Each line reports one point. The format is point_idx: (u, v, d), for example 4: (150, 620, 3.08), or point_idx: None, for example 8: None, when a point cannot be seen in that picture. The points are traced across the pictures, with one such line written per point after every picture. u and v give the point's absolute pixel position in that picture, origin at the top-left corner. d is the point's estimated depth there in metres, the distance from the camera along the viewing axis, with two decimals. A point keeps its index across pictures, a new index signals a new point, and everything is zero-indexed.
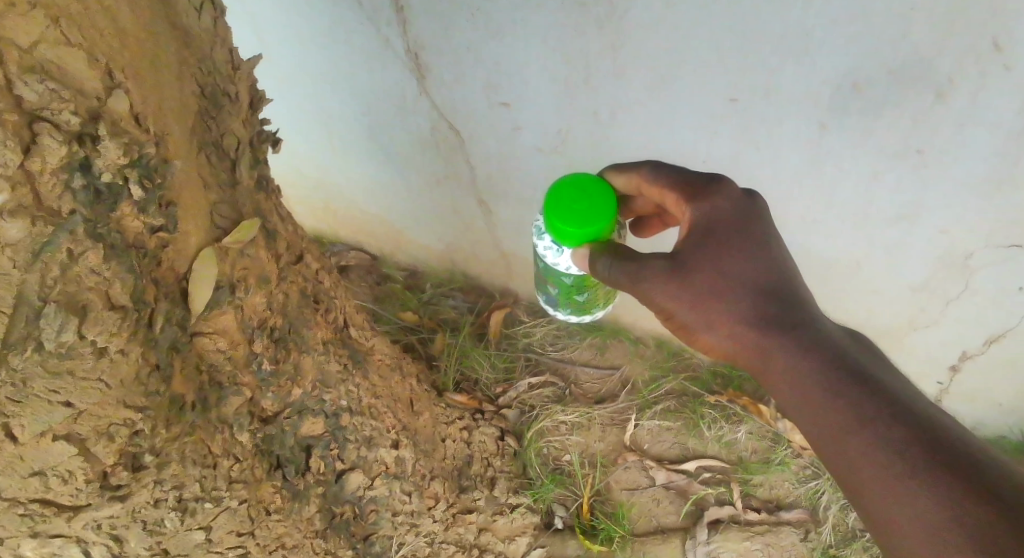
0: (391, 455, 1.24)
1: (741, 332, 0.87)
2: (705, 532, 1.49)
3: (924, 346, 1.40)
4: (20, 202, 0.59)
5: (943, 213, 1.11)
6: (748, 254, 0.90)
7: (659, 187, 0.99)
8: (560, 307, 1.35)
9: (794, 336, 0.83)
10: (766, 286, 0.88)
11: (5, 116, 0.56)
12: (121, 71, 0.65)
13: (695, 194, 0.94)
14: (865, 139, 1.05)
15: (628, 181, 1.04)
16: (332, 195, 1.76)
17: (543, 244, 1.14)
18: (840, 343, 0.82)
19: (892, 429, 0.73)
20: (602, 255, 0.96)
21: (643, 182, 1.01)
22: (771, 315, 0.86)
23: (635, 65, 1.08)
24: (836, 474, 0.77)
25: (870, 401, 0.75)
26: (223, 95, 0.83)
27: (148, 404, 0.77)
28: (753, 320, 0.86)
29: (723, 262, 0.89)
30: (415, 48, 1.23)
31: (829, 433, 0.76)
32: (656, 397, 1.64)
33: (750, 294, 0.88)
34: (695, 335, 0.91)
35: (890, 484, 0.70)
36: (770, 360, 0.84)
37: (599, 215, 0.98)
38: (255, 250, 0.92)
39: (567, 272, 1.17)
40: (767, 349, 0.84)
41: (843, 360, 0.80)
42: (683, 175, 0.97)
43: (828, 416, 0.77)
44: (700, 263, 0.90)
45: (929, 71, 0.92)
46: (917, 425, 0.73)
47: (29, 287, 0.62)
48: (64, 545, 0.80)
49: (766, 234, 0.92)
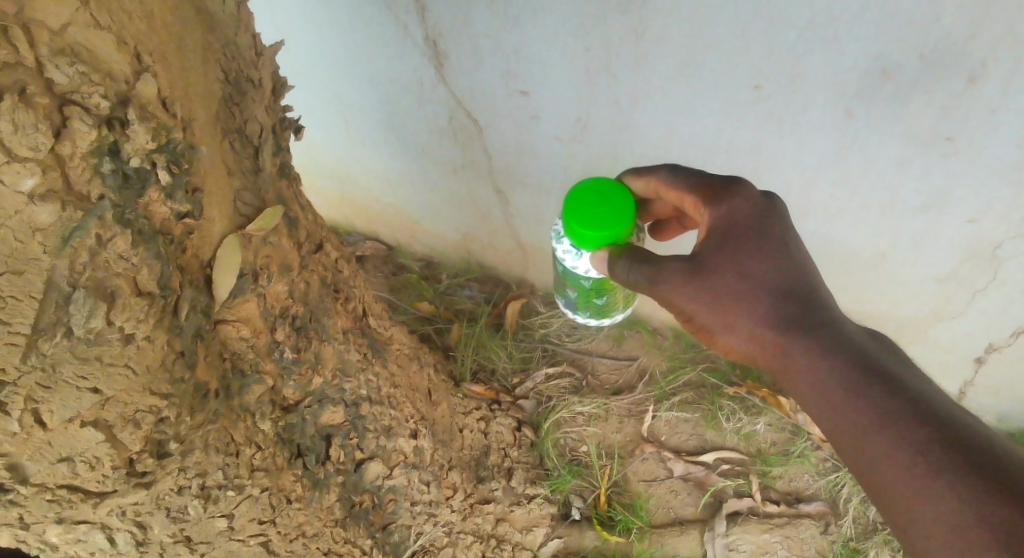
0: (410, 444, 1.24)
1: (762, 334, 0.86)
2: (724, 524, 1.48)
3: (949, 338, 1.38)
4: (50, 187, 0.59)
5: (972, 202, 1.09)
6: (766, 255, 0.89)
7: (677, 192, 0.97)
8: (579, 311, 1.34)
9: (815, 337, 0.83)
10: (786, 286, 0.88)
11: (37, 99, 0.56)
12: (149, 55, 0.64)
13: (714, 197, 0.92)
14: (893, 126, 1.03)
15: (646, 185, 1.03)
16: (348, 185, 1.75)
17: (562, 248, 1.15)
18: (860, 344, 0.83)
19: (918, 431, 0.73)
20: (620, 258, 0.94)
21: (662, 186, 1.00)
22: (791, 316, 0.85)
23: (658, 52, 1.07)
24: (859, 475, 0.78)
25: (893, 402, 0.76)
26: (246, 81, 0.82)
27: (173, 391, 0.77)
28: (774, 321, 0.86)
29: (743, 262, 0.88)
30: (433, 35, 1.22)
31: (853, 435, 0.77)
32: (674, 389, 1.62)
33: (770, 295, 0.87)
34: (714, 336, 0.91)
35: (912, 482, 0.71)
36: (790, 361, 0.84)
37: (617, 218, 0.97)
38: (277, 238, 0.91)
39: (586, 275, 1.16)
40: (788, 351, 0.84)
41: (864, 361, 0.80)
42: (701, 179, 0.96)
43: (851, 418, 0.77)
44: (719, 264, 0.89)
45: (961, 56, 0.90)
46: (940, 425, 0.73)
47: (59, 273, 0.62)
48: (89, 530, 0.84)
49: (785, 232, 0.91)
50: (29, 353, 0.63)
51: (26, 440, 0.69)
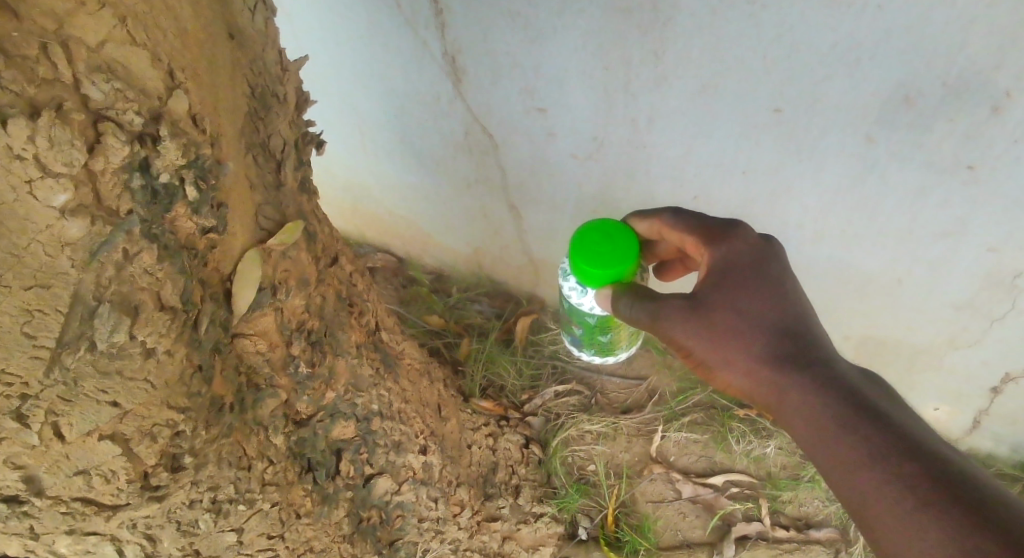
0: (419, 460, 1.23)
1: (758, 371, 0.86)
2: (733, 548, 1.46)
3: (964, 365, 1.37)
4: (81, 202, 0.59)
5: (992, 231, 1.09)
6: (765, 292, 0.89)
7: (679, 233, 0.99)
8: (584, 348, 1.36)
9: (811, 375, 0.83)
10: (782, 323, 0.87)
11: (72, 115, 0.56)
12: (182, 71, 0.65)
13: (715, 238, 0.94)
14: (915, 153, 1.03)
15: (650, 227, 1.04)
16: (360, 197, 1.76)
17: (568, 285, 1.16)
18: (855, 384, 0.82)
19: (909, 469, 0.73)
20: (623, 296, 0.95)
21: (665, 228, 1.01)
22: (787, 353, 0.85)
23: (677, 73, 1.07)
24: (852, 513, 0.77)
25: (887, 441, 0.76)
26: (272, 97, 0.83)
27: (190, 405, 0.77)
28: (771, 358, 0.85)
29: (741, 299, 0.88)
30: (452, 51, 1.22)
31: (846, 472, 0.76)
32: (683, 409, 1.61)
33: (766, 332, 0.87)
34: (711, 371, 0.90)
35: (903, 520, 0.71)
36: (786, 397, 0.83)
37: (621, 257, 0.99)
38: (297, 253, 0.92)
39: (591, 312, 1.17)
40: (784, 387, 0.83)
41: (859, 401, 0.80)
42: (702, 221, 0.97)
43: (844, 455, 0.77)
44: (717, 300, 0.89)
45: (985, 84, 0.90)
46: (931, 464, 0.73)
47: (85, 287, 0.62)
48: (99, 542, 0.83)
49: (782, 271, 0.91)
50: (53, 366, 0.63)
51: (44, 453, 0.69)
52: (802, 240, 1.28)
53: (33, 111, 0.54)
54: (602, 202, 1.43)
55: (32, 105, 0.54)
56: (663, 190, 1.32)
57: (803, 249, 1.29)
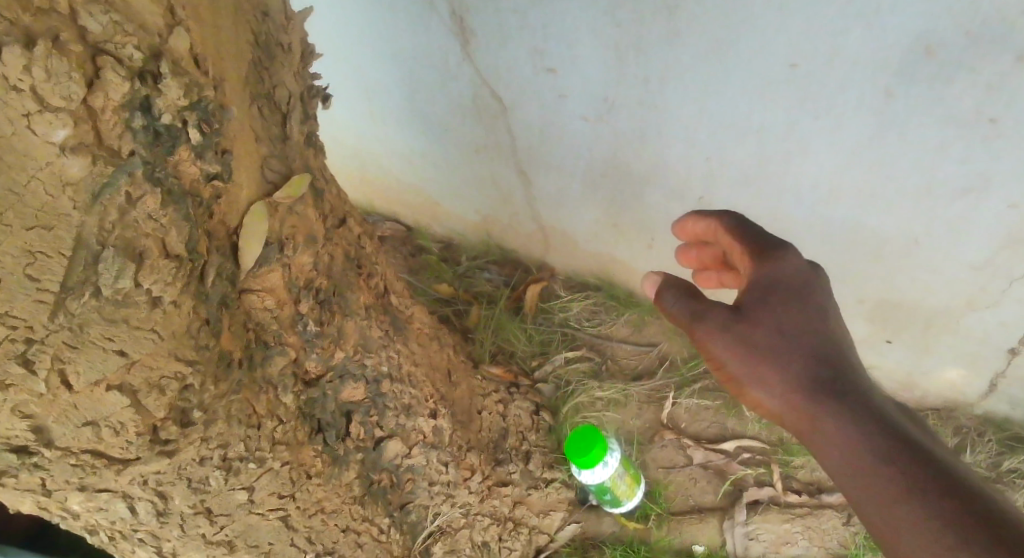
0: (429, 424, 1.23)
1: (794, 397, 0.80)
2: (744, 513, 1.41)
3: (982, 328, 1.29)
4: (81, 139, 0.58)
5: (1014, 187, 1.04)
6: (807, 315, 0.83)
7: (732, 240, 0.91)
8: None
9: (850, 407, 0.77)
10: (822, 347, 0.82)
11: (70, 46, 0.54)
12: (182, 9, 0.63)
13: (762, 251, 0.86)
14: (935, 106, 0.99)
15: (704, 229, 0.96)
16: (368, 165, 1.74)
17: None
18: (897, 419, 0.77)
19: (944, 505, 0.68)
20: (670, 290, 0.89)
21: (721, 231, 0.93)
22: (825, 380, 0.80)
23: (690, 27, 1.04)
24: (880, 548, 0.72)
25: (924, 477, 0.70)
26: (276, 45, 0.82)
27: (198, 358, 0.76)
28: (807, 383, 0.80)
29: (781, 319, 0.82)
30: (459, 10, 1.19)
31: (875, 507, 0.71)
32: (694, 375, 1.56)
33: (805, 356, 0.81)
34: (744, 392, 0.85)
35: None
36: (819, 425, 0.78)
37: None
38: (303, 208, 0.92)
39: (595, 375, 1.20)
40: (818, 415, 0.78)
41: (898, 436, 0.75)
42: (756, 231, 0.89)
43: (877, 490, 0.72)
44: (755, 320, 0.83)
45: (1009, 32, 0.87)
46: (971, 506, 0.68)
47: (88, 229, 0.60)
48: (111, 498, 0.84)
49: (825, 298, 0.85)
50: (57, 311, 0.62)
51: (52, 402, 0.69)
52: (816, 202, 1.23)
53: (28, 41, 0.52)
54: (614, 167, 1.39)
55: (28, 34, 0.52)
56: (675, 154, 1.29)
57: (817, 211, 1.25)
